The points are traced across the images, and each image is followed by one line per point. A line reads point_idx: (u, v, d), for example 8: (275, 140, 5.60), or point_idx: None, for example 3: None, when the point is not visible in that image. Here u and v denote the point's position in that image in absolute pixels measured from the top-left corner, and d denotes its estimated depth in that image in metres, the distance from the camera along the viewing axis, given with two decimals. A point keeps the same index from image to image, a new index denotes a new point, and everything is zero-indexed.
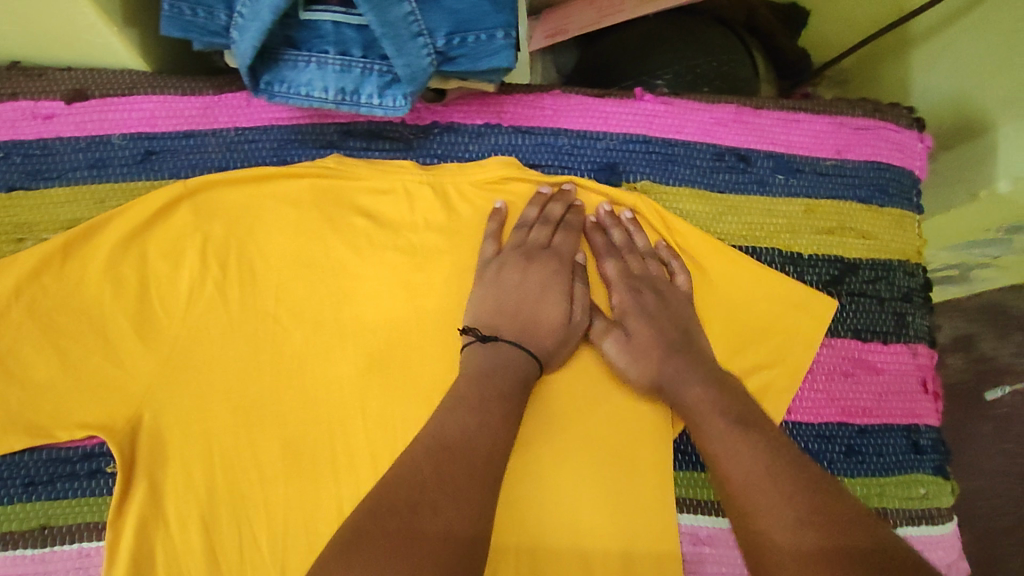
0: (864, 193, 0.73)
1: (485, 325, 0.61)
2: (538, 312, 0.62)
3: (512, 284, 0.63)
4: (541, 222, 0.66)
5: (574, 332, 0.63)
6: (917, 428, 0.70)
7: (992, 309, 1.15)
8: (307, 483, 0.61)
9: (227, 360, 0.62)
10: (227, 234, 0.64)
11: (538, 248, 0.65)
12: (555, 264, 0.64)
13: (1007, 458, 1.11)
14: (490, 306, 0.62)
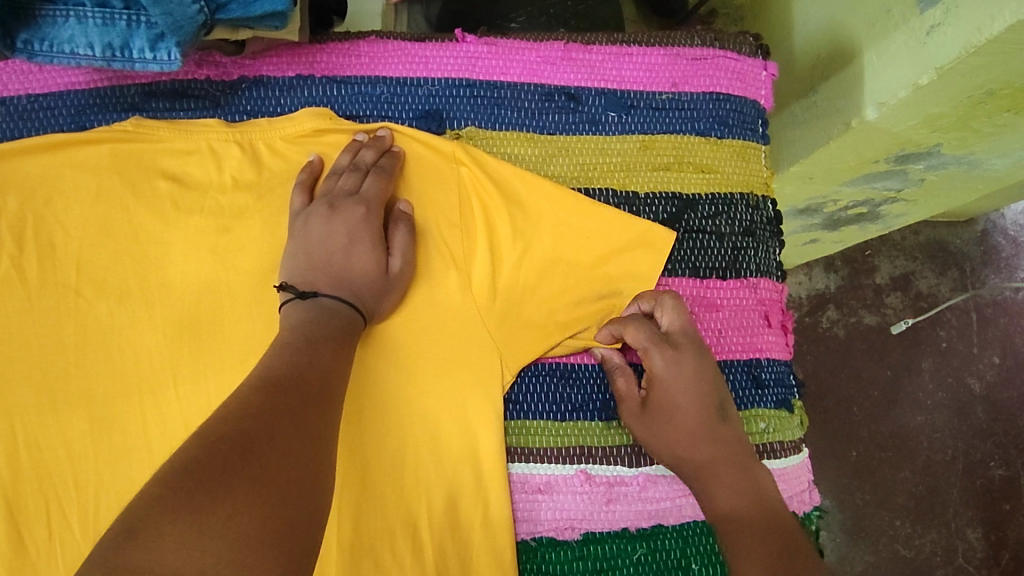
0: (702, 126, 0.71)
1: (300, 281, 0.58)
2: (349, 263, 0.59)
3: (318, 235, 0.59)
4: (349, 168, 0.63)
5: (393, 285, 0.61)
6: (761, 363, 0.69)
7: (934, 247, 1.29)
8: (118, 456, 0.59)
9: (30, 337, 0.60)
10: (23, 207, 0.61)
11: (344, 194, 0.61)
12: (360, 210, 0.61)
13: (943, 388, 1.24)
14: (300, 262, 0.59)
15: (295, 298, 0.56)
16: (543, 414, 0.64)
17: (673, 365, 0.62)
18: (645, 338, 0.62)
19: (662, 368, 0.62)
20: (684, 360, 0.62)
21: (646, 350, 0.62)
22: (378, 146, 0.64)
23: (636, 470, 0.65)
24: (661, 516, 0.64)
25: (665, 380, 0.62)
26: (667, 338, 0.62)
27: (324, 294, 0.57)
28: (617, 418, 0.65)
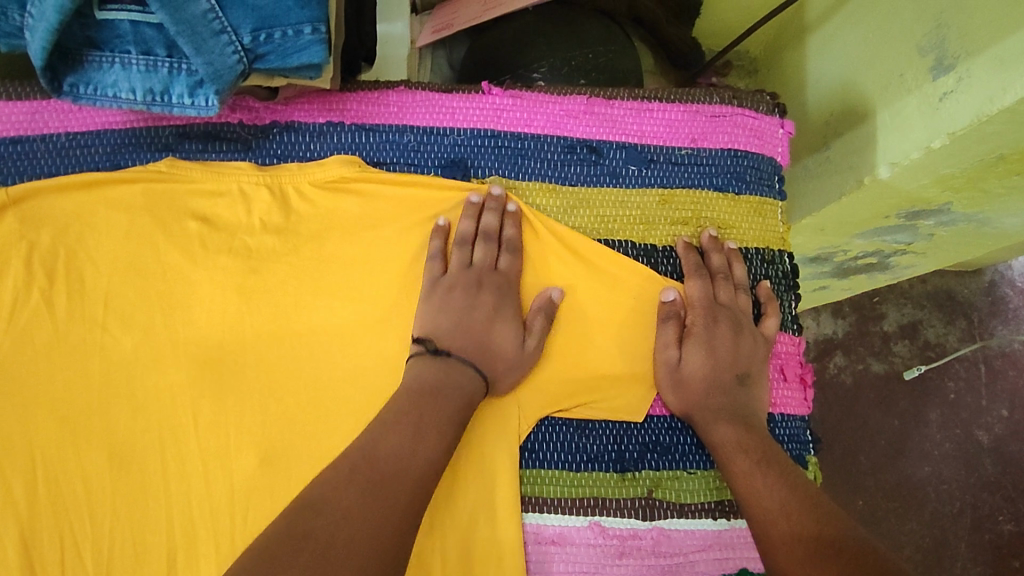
0: (720, 181, 0.72)
1: (437, 338, 0.61)
2: (489, 338, 0.62)
3: (462, 307, 0.62)
4: (483, 237, 0.65)
5: (524, 363, 0.63)
6: (775, 418, 0.69)
7: (944, 296, 1.29)
8: (135, 493, 0.59)
9: (55, 370, 0.61)
10: (56, 242, 0.63)
11: (486, 268, 0.65)
12: (505, 286, 0.65)
13: (951, 439, 1.24)
14: (445, 322, 0.62)
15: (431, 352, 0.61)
16: (558, 464, 0.64)
17: (739, 335, 0.66)
18: (699, 295, 0.67)
19: (723, 343, 0.65)
20: (721, 335, 0.65)
21: (692, 310, 0.67)
22: (510, 218, 0.66)
23: (649, 523, 0.64)
24: (674, 570, 0.64)
25: (704, 335, 0.65)
26: (716, 309, 0.67)
27: (456, 355, 0.61)
28: (631, 469, 0.65)
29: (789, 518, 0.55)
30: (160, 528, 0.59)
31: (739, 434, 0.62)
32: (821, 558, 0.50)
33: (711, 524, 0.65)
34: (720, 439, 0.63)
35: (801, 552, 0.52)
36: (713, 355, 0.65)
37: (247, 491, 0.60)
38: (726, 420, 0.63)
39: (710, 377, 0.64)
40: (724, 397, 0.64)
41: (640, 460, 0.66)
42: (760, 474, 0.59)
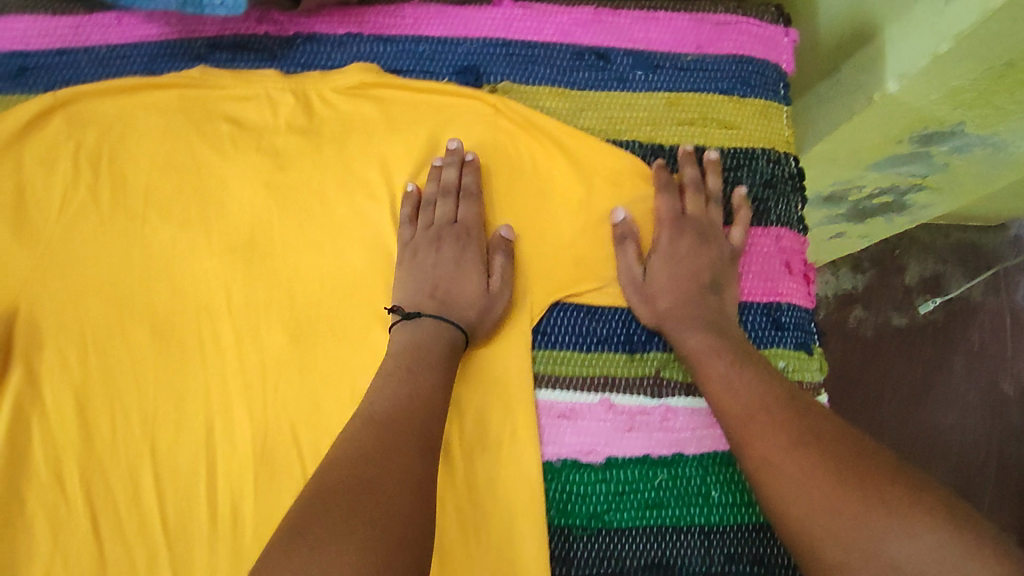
0: (725, 85, 0.75)
1: (409, 304, 0.65)
2: (455, 287, 0.66)
3: (429, 264, 0.66)
4: (441, 195, 0.69)
5: (496, 303, 0.66)
6: (781, 307, 0.71)
7: (968, 248, 1.29)
8: (176, 366, 0.63)
9: (101, 254, 0.65)
10: (99, 140, 0.67)
11: (445, 222, 0.68)
12: (465, 235, 0.68)
13: (978, 392, 1.24)
14: (416, 288, 0.66)
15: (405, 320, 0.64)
16: (569, 345, 0.67)
17: (671, 251, 0.68)
18: (667, 210, 0.70)
19: (695, 261, 0.68)
20: (683, 244, 0.69)
21: (659, 225, 0.70)
22: (468, 167, 0.69)
23: (657, 401, 0.66)
24: (681, 445, 0.65)
25: (667, 246, 0.69)
26: (690, 223, 0.70)
27: (426, 314, 0.64)
28: (639, 350, 0.67)
29: (764, 419, 0.57)
30: (199, 398, 0.62)
31: (708, 343, 0.63)
32: (805, 444, 0.53)
33: None
34: (692, 347, 0.64)
35: (786, 443, 0.54)
36: (681, 265, 0.68)
37: (278, 367, 0.64)
38: (696, 329, 0.65)
39: (672, 284, 0.67)
40: (683, 308, 0.66)
41: (649, 343, 0.68)
42: (735, 374, 0.61)
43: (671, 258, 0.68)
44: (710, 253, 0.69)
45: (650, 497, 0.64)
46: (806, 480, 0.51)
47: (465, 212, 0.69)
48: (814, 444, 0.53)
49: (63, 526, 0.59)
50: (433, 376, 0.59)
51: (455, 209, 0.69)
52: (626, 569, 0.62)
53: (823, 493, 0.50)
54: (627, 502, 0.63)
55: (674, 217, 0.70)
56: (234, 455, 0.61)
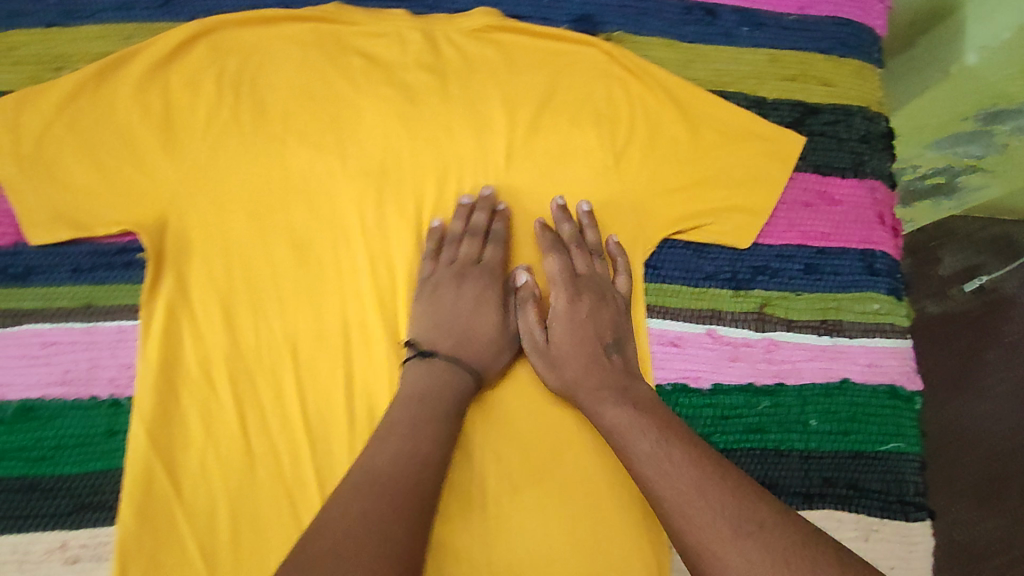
0: (825, 45, 0.78)
1: (426, 342, 0.66)
2: (476, 329, 0.68)
3: (449, 304, 0.68)
4: (469, 235, 0.70)
5: (511, 339, 0.69)
6: (875, 255, 0.74)
7: (998, 238, 1.10)
8: (314, 280, 0.69)
9: (243, 174, 0.70)
10: (240, 69, 0.72)
11: (470, 261, 0.70)
12: (487, 280, 0.70)
13: (1009, 388, 1.03)
14: (429, 325, 0.67)
15: (415, 358, 0.65)
16: (678, 280, 0.71)
17: (568, 312, 0.67)
18: (558, 272, 0.68)
19: (591, 319, 0.66)
20: (581, 308, 0.67)
21: (553, 287, 0.68)
22: (500, 215, 0.71)
23: (761, 334, 0.70)
24: (783, 376, 0.69)
25: (566, 313, 0.67)
26: (579, 283, 0.68)
27: (440, 355, 0.65)
28: (744, 287, 0.71)
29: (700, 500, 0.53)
30: (333, 310, 0.69)
31: (628, 416, 0.60)
32: (745, 536, 0.50)
33: (817, 340, 0.71)
34: (610, 421, 0.61)
35: (722, 527, 0.51)
36: (582, 327, 0.66)
37: (409, 284, 0.70)
38: (609, 400, 0.62)
39: (572, 350, 0.65)
40: (587, 375, 0.64)
41: (754, 280, 0.72)
42: (660, 456, 0.56)
43: (570, 321, 0.66)
44: (604, 316, 0.67)
45: (754, 421, 0.68)
46: (749, 573, 0.48)
47: (488, 252, 0.70)
48: (757, 534, 0.50)
49: (213, 423, 0.65)
50: (437, 430, 0.60)
51: (483, 250, 0.70)
52: None
53: None
54: (732, 425, 0.68)
55: (569, 274, 0.68)
56: (371, 365, 0.68)
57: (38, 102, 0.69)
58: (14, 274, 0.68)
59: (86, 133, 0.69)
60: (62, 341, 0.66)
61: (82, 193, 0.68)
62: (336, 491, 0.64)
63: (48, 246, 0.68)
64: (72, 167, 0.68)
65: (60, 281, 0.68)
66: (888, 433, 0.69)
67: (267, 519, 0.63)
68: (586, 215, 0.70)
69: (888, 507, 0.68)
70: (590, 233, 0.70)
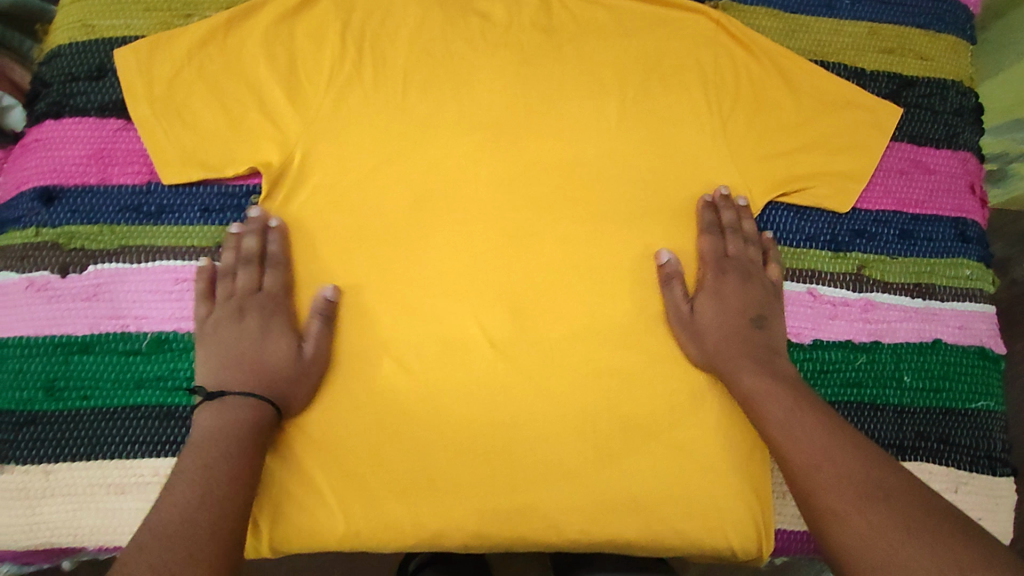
0: (921, 21, 0.81)
1: (210, 381, 0.64)
2: (262, 355, 0.65)
3: (232, 337, 0.65)
4: (243, 264, 0.68)
5: (308, 370, 0.66)
6: (966, 223, 0.77)
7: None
8: (427, 232, 0.71)
9: (363, 123, 0.71)
10: (363, 24, 0.74)
11: (249, 290, 0.67)
12: (271, 304, 0.67)
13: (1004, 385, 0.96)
14: (225, 362, 0.64)
15: (208, 402, 0.62)
16: (780, 240, 0.75)
17: (715, 289, 0.70)
18: (710, 250, 0.71)
19: (739, 297, 0.69)
20: (728, 284, 0.70)
21: (704, 265, 0.71)
22: (272, 233, 0.69)
23: (858, 293, 0.74)
24: (879, 334, 0.73)
25: (714, 287, 0.70)
26: (725, 261, 0.71)
27: (229, 394, 0.62)
28: (843, 249, 0.75)
29: (832, 467, 0.54)
30: (448, 259, 0.70)
31: (766, 384, 0.63)
32: (873, 501, 0.51)
33: (910, 302, 0.74)
34: (747, 388, 0.64)
35: (849, 494, 0.52)
36: (727, 303, 0.69)
37: (521, 237, 0.71)
38: (748, 368, 0.65)
39: (720, 325, 0.68)
40: (731, 345, 0.67)
41: (853, 243, 0.75)
42: (795, 421, 0.59)
43: (719, 297, 0.69)
44: (753, 292, 0.70)
45: (851, 376, 0.72)
46: (880, 539, 0.48)
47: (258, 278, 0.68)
48: (886, 500, 0.51)
49: (337, 363, 0.68)
50: (233, 471, 0.57)
51: (268, 275, 0.68)
52: None
53: (901, 542, 0.48)
54: (830, 379, 0.72)
55: (717, 254, 0.71)
56: (486, 311, 0.70)
57: (170, 47, 0.71)
58: (148, 213, 0.71)
59: (213, 77, 0.71)
60: (194, 278, 0.70)
61: (209, 137, 0.70)
62: (456, 430, 0.68)
63: (179, 187, 0.71)
64: (199, 111, 0.70)
65: (190, 221, 0.71)
66: (978, 391, 0.73)
67: (390, 451, 0.67)
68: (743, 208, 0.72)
69: (976, 462, 0.72)
70: (742, 218, 0.72)
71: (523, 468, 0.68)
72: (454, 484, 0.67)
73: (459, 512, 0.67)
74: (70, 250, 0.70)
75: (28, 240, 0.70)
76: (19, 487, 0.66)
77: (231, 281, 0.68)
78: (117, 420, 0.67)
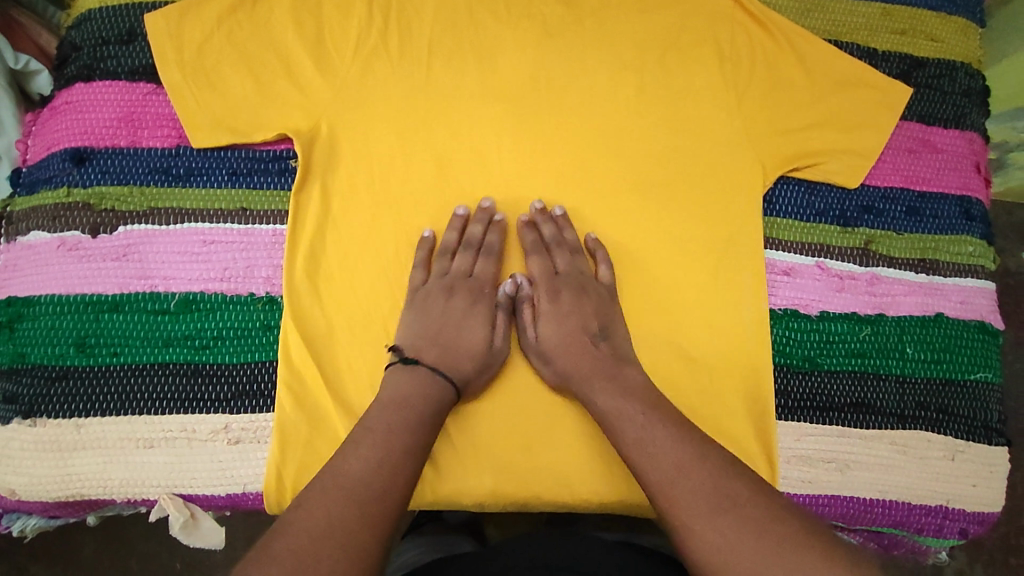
0: (933, 3, 0.83)
1: (410, 348, 0.65)
2: (463, 334, 0.67)
3: (438, 311, 0.68)
4: (464, 247, 0.71)
5: (495, 359, 0.68)
6: (970, 201, 0.79)
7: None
8: (447, 200, 0.72)
9: (387, 92, 0.73)
10: None
11: (462, 275, 0.70)
12: (482, 289, 0.70)
13: None
14: (423, 331, 0.66)
15: (399, 362, 0.64)
16: (791, 215, 0.77)
17: (552, 309, 0.69)
18: (540, 272, 0.71)
19: (576, 313, 0.68)
20: (563, 302, 0.69)
21: (535, 287, 0.70)
22: (496, 226, 0.72)
23: (865, 268, 0.76)
24: (884, 307, 0.76)
25: (552, 308, 0.69)
26: (553, 280, 0.70)
27: (425, 363, 0.64)
28: (852, 224, 0.77)
29: (686, 482, 0.52)
30: (469, 225, 0.72)
31: (616, 404, 0.61)
32: (720, 511, 0.50)
33: (915, 277, 0.77)
34: (602, 406, 0.62)
35: (700, 505, 0.51)
36: (566, 324, 0.68)
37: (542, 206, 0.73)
38: (605, 390, 0.63)
39: (560, 343, 0.67)
40: (576, 365, 0.65)
41: (861, 219, 0.77)
42: (647, 437, 0.57)
43: (540, 318, 0.69)
44: (585, 305, 0.69)
45: (856, 347, 0.74)
46: (728, 548, 0.48)
47: (460, 262, 0.71)
48: (732, 510, 0.50)
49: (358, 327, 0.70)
50: (410, 421, 0.58)
51: (496, 271, 0.72)
52: (834, 405, 0.73)
53: (755, 551, 0.47)
54: (836, 349, 0.74)
55: (546, 271, 0.70)
56: (506, 277, 0.71)
57: (199, 13, 0.73)
58: (177, 175, 0.73)
59: (242, 44, 0.72)
60: (222, 242, 0.72)
61: (238, 102, 0.71)
62: (476, 393, 0.69)
63: (208, 151, 0.73)
64: (228, 77, 0.72)
65: (218, 185, 0.73)
66: (977, 363, 0.76)
67: None
68: (561, 218, 0.72)
69: (972, 431, 0.75)
70: (557, 242, 0.71)
71: (539, 430, 0.69)
72: (471, 446, 0.68)
73: (478, 472, 0.68)
74: (101, 210, 0.71)
75: (60, 201, 0.72)
76: (52, 439, 0.68)
77: None
78: (147, 376, 0.69)
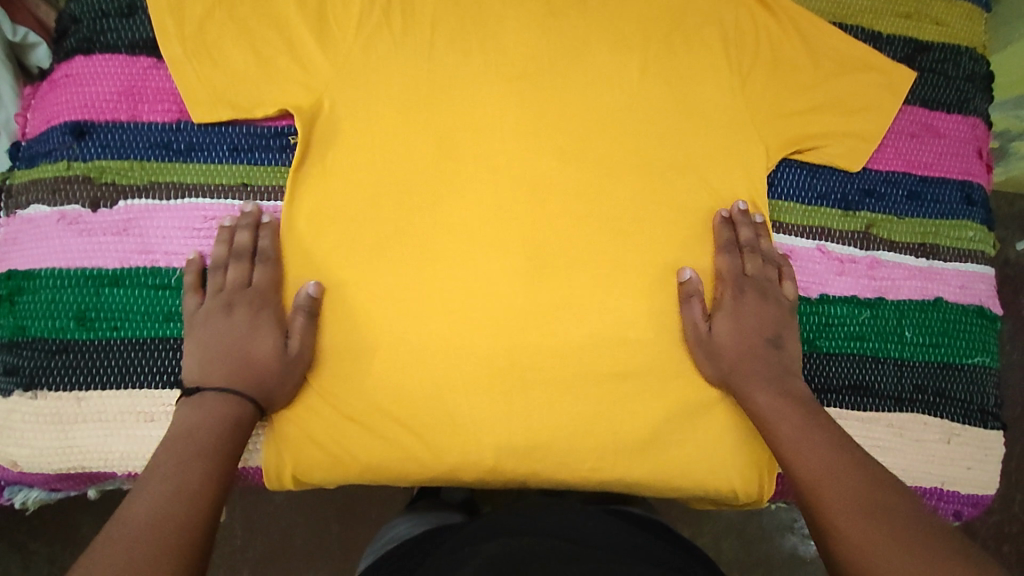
0: None
1: (197, 380, 0.66)
2: (248, 353, 0.67)
3: (218, 331, 0.67)
4: (234, 258, 0.69)
5: (293, 366, 0.67)
6: (972, 186, 0.79)
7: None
8: (448, 178, 0.72)
9: (389, 70, 0.72)
10: None
11: (239, 286, 0.69)
12: (257, 300, 0.68)
13: None
14: (202, 360, 0.66)
15: (185, 397, 0.65)
16: (792, 198, 0.77)
17: (734, 309, 0.71)
18: (728, 268, 0.72)
19: (755, 319, 0.71)
20: (747, 304, 0.71)
21: (720, 282, 0.72)
22: (262, 231, 0.71)
23: (865, 251, 0.77)
24: (883, 291, 0.76)
25: (731, 306, 0.71)
26: (743, 280, 0.72)
27: (210, 392, 0.65)
28: (853, 208, 0.77)
29: (837, 488, 0.58)
30: (470, 205, 0.72)
31: (777, 404, 0.66)
32: (874, 516, 0.55)
33: (915, 261, 0.77)
34: (760, 405, 0.67)
35: (855, 506, 0.57)
36: (744, 324, 0.71)
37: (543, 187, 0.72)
38: (764, 388, 0.68)
39: (738, 344, 0.70)
40: (750, 365, 0.69)
41: (862, 203, 0.78)
42: (808, 440, 0.63)
43: (736, 318, 0.71)
44: (767, 312, 0.71)
45: (856, 330, 0.75)
46: (877, 550, 0.53)
47: (232, 273, 0.69)
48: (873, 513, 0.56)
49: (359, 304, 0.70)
50: (198, 447, 0.61)
51: (277, 275, 0.70)
52: (832, 387, 0.74)
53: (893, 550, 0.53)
54: (835, 332, 0.75)
55: (739, 272, 0.72)
56: (507, 256, 0.71)
57: None
58: (178, 150, 0.72)
59: (244, 19, 0.72)
60: (223, 218, 0.72)
61: (240, 78, 0.71)
62: (476, 372, 0.69)
63: (209, 126, 0.73)
64: (230, 52, 0.71)
65: (219, 160, 0.73)
66: (975, 347, 0.76)
67: (411, 390, 0.69)
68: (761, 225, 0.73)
69: (969, 415, 0.75)
70: (756, 240, 0.73)
71: (541, 410, 0.69)
72: (472, 425, 0.68)
73: (479, 450, 0.68)
74: (101, 184, 0.71)
75: (59, 173, 0.71)
76: (52, 411, 0.69)
77: (222, 275, 0.69)
78: (148, 350, 0.70)
